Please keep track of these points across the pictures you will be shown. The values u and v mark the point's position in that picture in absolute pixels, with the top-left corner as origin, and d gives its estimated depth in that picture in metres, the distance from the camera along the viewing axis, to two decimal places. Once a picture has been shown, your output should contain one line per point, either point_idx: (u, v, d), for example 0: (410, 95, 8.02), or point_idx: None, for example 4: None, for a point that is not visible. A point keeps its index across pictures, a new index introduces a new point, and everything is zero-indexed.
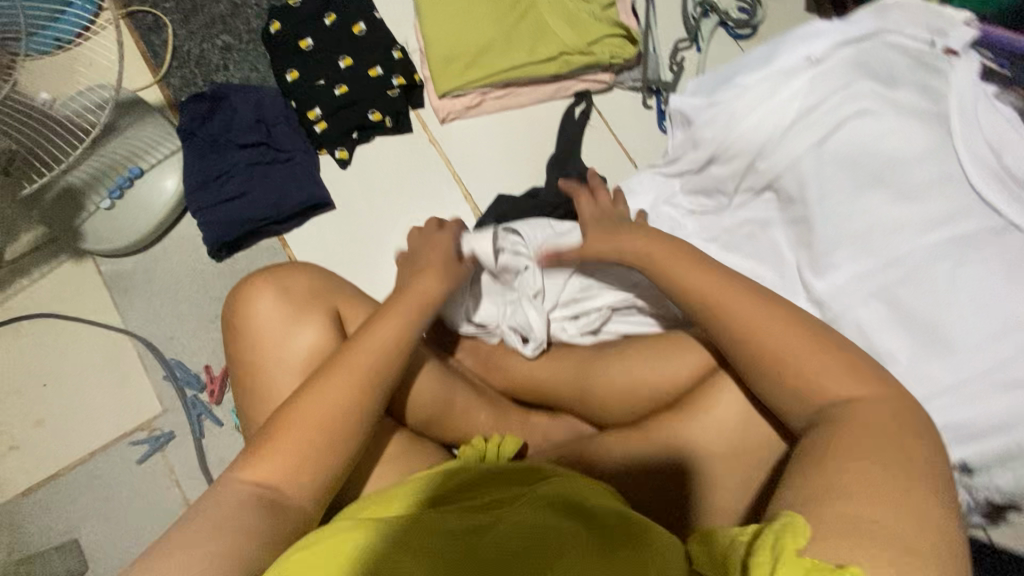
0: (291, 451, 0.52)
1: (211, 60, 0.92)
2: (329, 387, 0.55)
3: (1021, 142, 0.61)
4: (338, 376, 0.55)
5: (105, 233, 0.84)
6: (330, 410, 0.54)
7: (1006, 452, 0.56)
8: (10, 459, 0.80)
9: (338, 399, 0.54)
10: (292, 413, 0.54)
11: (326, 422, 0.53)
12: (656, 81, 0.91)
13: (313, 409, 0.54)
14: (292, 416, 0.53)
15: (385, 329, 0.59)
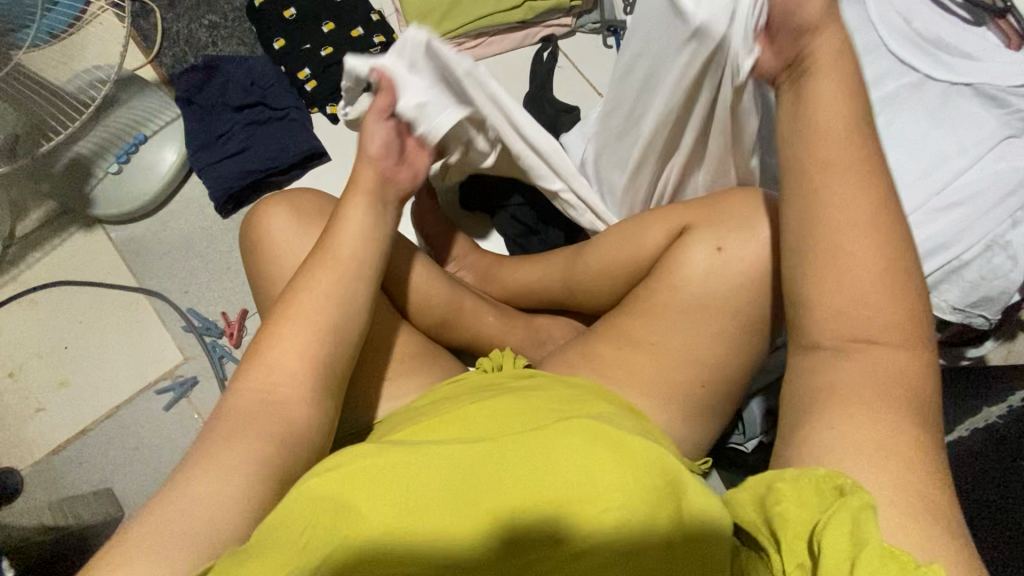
0: (296, 353, 0.49)
1: (200, 38, 0.98)
2: (319, 285, 0.52)
3: (926, 11, 0.71)
4: (327, 271, 0.53)
5: (115, 199, 0.88)
6: (328, 297, 0.52)
7: (950, 267, 0.65)
8: (39, 421, 0.83)
9: (328, 295, 0.52)
10: (291, 305, 0.51)
11: (326, 314, 0.51)
12: (613, 20, 1.01)
13: (311, 310, 0.51)
14: (293, 319, 0.51)
15: (358, 213, 0.57)
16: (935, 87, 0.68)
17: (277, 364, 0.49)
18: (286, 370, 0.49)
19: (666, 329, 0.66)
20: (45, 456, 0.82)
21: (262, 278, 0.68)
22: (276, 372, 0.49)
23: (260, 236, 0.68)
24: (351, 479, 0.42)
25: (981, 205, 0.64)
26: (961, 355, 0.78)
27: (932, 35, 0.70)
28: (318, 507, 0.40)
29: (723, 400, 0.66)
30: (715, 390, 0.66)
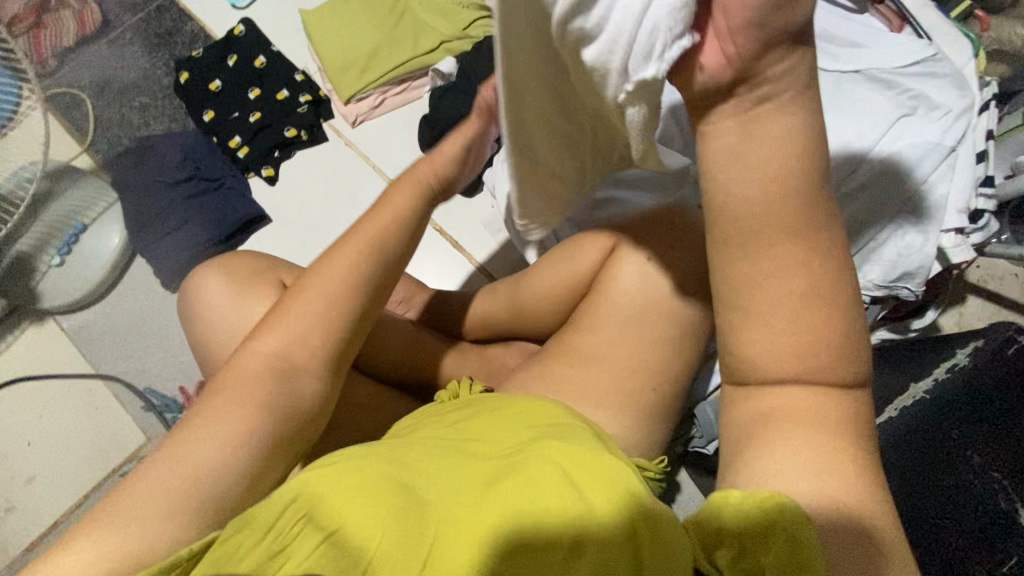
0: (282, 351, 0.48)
1: (132, 120, 1.01)
2: (315, 291, 0.50)
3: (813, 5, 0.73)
4: (324, 277, 0.50)
5: (62, 290, 0.90)
6: (323, 307, 0.50)
7: (869, 248, 0.67)
8: (8, 521, 0.83)
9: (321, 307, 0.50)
10: (311, 283, 0.50)
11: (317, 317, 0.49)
12: None
13: (306, 309, 0.50)
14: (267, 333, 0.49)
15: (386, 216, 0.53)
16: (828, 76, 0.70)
17: (281, 347, 0.48)
18: (291, 353, 0.49)
19: (605, 347, 0.66)
20: (18, 556, 0.81)
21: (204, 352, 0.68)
22: (281, 351, 0.48)
23: (197, 310, 0.68)
24: (312, 502, 0.40)
25: (885, 184, 0.66)
26: (905, 327, 0.79)
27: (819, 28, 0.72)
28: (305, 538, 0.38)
29: (672, 409, 0.67)
30: (662, 401, 0.66)
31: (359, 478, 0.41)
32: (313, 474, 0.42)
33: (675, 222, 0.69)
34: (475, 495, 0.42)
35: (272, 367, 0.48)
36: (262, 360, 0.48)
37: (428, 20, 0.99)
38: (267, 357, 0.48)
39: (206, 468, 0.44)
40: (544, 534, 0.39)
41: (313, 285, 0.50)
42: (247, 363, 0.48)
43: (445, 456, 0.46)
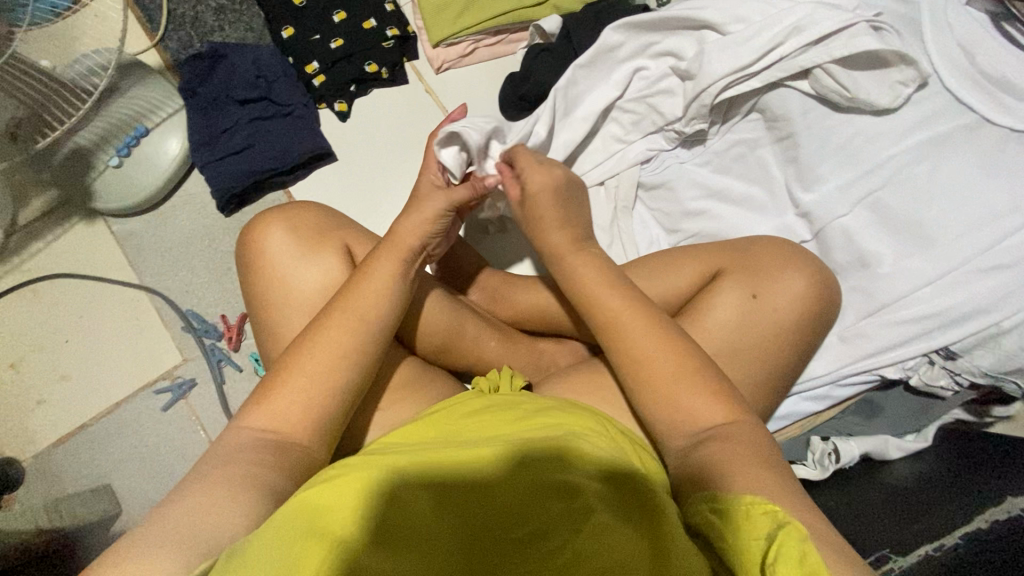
0: (298, 394, 0.51)
1: (206, 22, 0.94)
2: (334, 324, 0.54)
3: (992, 43, 0.64)
4: (340, 314, 0.54)
5: (116, 192, 0.86)
6: (338, 345, 0.53)
7: (986, 332, 0.61)
8: (39, 413, 0.84)
9: (343, 335, 0.53)
10: (317, 335, 0.53)
11: (334, 354, 0.52)
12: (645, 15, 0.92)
13: (328, 342, 0.53)
14: (294, 365, 0.52)
15: (385, 269, 0.58)
16: (990, 131, 0.62)
17: (272, 422, 0.50)
18: (279, 428, 0.50)
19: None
20: (45, 449, 0.83)
21: (255, 300, 0.65)
22: (271, 427, 0.50)
23: (255, 253, 0.64)
24: (316, 495, 0.43)
25: None
26: (985, 412, 0.72)
27: (993, 70, 0.64)
28: (327, 507, 0.42)
29: None
30: None
31: (369, 481, 0.44)
32: (317, 487, 0.44)
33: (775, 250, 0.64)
34: (484, 479, 0.46)
35: (262, 436, 0.49)
36: (260, 433, 0.50)
37: None
38: (260, 434, 0.49)
39: (225, 509, 0.43)
40: (554, 512, 0.44)
41: (306, 355, 0.52)
42: (241, 443, 0.49)
43: (438, 446, 0.49)
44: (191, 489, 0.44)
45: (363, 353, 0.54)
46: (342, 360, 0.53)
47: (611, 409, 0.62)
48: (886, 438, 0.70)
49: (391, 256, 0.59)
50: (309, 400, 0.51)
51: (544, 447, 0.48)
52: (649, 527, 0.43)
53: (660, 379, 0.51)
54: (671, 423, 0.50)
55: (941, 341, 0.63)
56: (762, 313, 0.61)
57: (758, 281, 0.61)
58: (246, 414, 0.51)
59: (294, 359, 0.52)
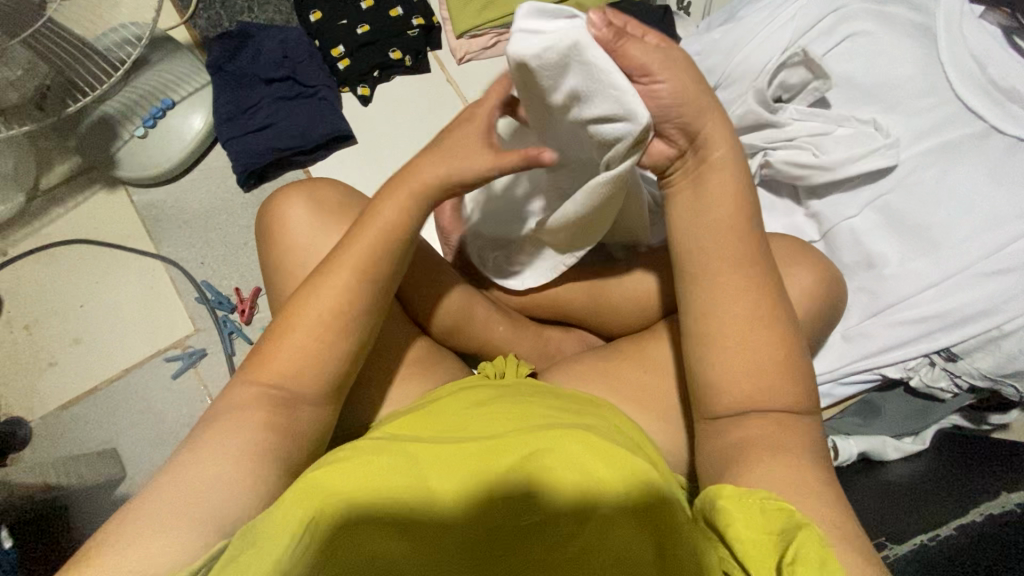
0: (295, 350, 0.49)
1: (235, 2, 0.96)
2: (326, 276, 0.50)
3: (1003, 56, 0.66)
4: (336, 265, 0.50)
5: (139, 162, 0.88)
6: (332, 299, 0.49)
7: (985, 335, 0.63)
8: (50, 375, 0.85)
9: (335, 286, 0.50)
10: (309, 284, 0.50)
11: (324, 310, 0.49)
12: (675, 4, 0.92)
13: (315, 296, 0.50)
14: (290, 318, 0.49)
15: (390, 210, 0.52)
16: (999, 140, 0.64)
17: (277, 376, 0.48)
18: (288, 385, 0.48)
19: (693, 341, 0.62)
20: (54, 411, 0.84)
21: (274, 267, 0.66)
22: (270, 381, 0.48)
23: (276, 221, 0.66)
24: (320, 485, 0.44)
25: None
26: (983, 419, 0.74)
27: (1003, 83, 0.65)
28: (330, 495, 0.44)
29: None
30: None
31: (368, 473, 0.45)
32: (316, 475, 0.45)
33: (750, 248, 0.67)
34: (485, 475, 0.46)
35: (264, 391, 0.48)
36: (260, 388, 0.48)
37: None
38: (263, 391, 0.48)
39: (227, 480, 0.43)
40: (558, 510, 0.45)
41: (302, 305, 0.50)
42: (249, 402, 0.47)
43: (442, 437, 0.49)
44: (202, 461, 0.44)
45: (360, 307, 0.50)
46: (346, 313, 0.50)
47: (618, 392, 0.63)
48: (884, 438, 0.71)
49: (402, 191, 0.53)
50: (314, 349, 0.49)
51: (534, 442, 0.47)
52: (659, 531, 0.43)
53: (738, 338, 0.49)
54: (767, 392, 0.48)
55: (943, 342, 0.64)
56: None
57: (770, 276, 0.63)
58: (252, 369, 0.49)
59: (292, 309, 0.50)
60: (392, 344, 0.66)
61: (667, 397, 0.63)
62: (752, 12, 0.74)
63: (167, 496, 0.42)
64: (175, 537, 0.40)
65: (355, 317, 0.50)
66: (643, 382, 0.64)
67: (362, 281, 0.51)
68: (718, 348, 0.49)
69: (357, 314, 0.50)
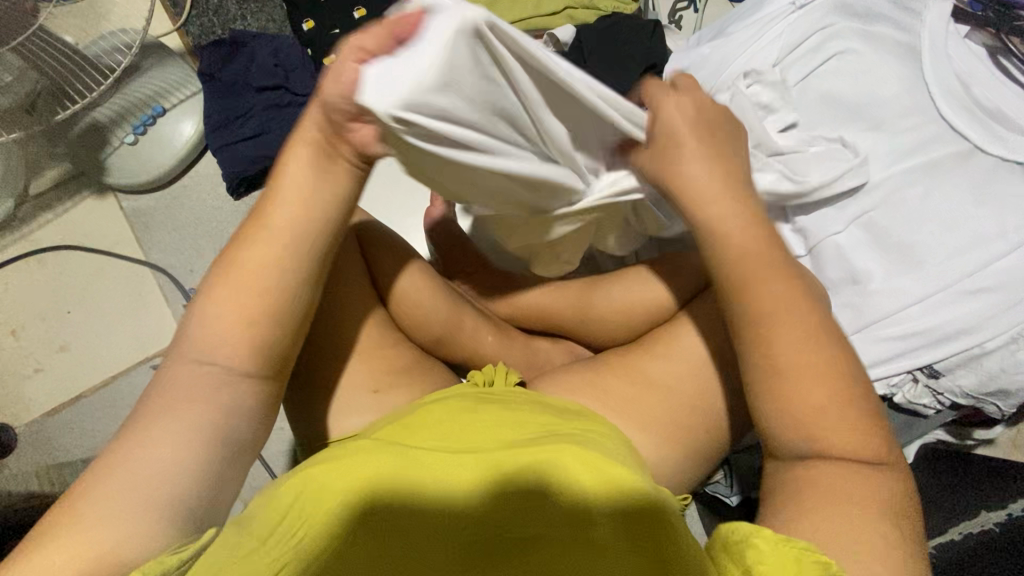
0: (225, 327, 0.47)
1: (228, 9, 0.96)
2: (256, 249, 0.48)
3: (987, 76, 0.67)
4: (264, 238, 0.48)
5: (129, 168, 0.87)
6: (261, 277, 0.48)
7: (968, 353, 0.63)
8: (36, 381, 0.84)
9: (264, 260, 0.48)
10: (240, 256, 0.48)
11: (257, 286, 0.48)
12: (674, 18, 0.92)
13: (247, 273, 0.48)
14: (218, 292, 0.48)
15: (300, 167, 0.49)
16: (983, 159, 0.65)
17: (216, 352, 0.47)
18: (233, 361, 0.47)
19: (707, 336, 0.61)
20: (40, 417, 0.83)
21: None
22: (211, 360, 0.47)
23: None
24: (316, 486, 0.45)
25: (1014, 293, 0.62)
26: (968, 434, 0.74)
27: (988, 103, 0.66)
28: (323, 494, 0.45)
29: (714, 454, 0.65)
30: (707, 446, 0.64)
31: (364, 477, 0.45)
32: (324, 470, 0.46)
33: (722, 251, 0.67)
34: (479, 488, 0.45)
35: (204, 371, 0.47)
36: (197, 365, 0.47)
37: None
38: (208, 368, 0.47)
39: (179, 471, 0.44)
40: (551, 528, 0.44)
41: (234, 276, 0.48)
42: (196, 382, 0.46)
43: (444, 447, 0.49)
44: (150, 446, 0.44)
45: (293, 276, 0.49)
46: (284, 285, 0.48)
47: (604, 406, 0.63)
48: None
49: (302, 151, 0.49)
50: (245, 318, 0.48)
51: (544, 453, 0.47)
52: (655, 552, 0.41)
53: (767, 347, 0.49)
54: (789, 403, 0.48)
55: (926, 359, 0.65)
56: None
57: None
58: (194, 343, 0.48)
59: (224, 279, 0.48)
60: (378, 355, 0.66)
61: (652, 411, 0.63)
62: (741, 29, 0.75)
63: (120, 480, 0.42)
64: (132, 530, 0.41)
65: (288, 287, 0.49)
66: (628, 396, 0.64)
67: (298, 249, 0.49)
68: (762, 363, 0.49)
69: (292, 281, 0.49)
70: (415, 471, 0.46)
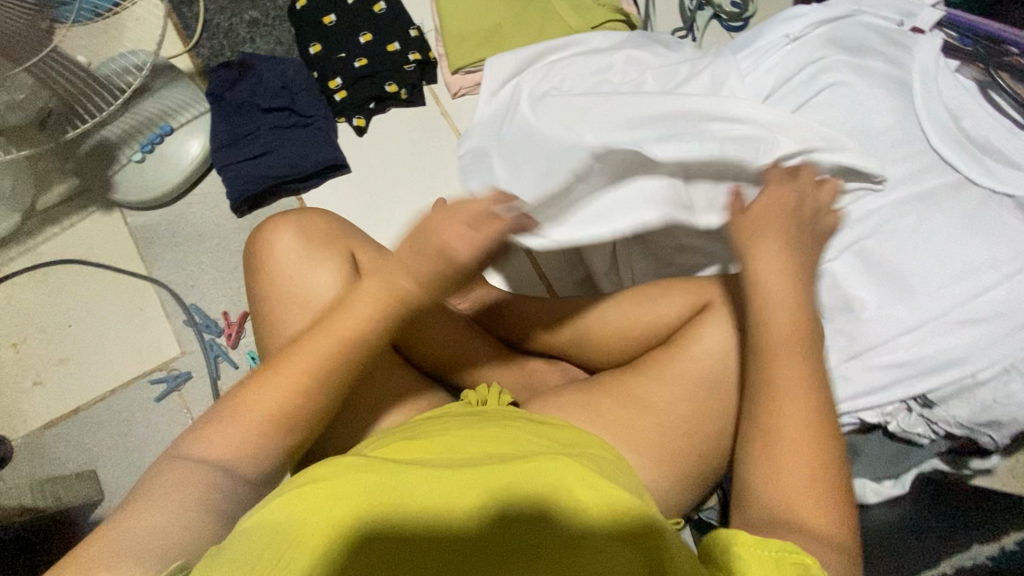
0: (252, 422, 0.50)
1: (238, 33, 0.98)
2: (281, 377, 0.51)
3: (977, 108, 0.69)
4: (293, 368, 0.51)
5: (136, 186, 0.89)
6: (285, 399, 0.50)
7: (961, 383, 0.64)
8: (34, 394, 0.85)
9: (282, 396, 0.51)
10: (276, 366, 0.51)
11: (281, 409, 0.50)
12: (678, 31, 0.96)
13: (263, 399, 0.50)
14: (251, 399, 0.51)
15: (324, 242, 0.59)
16: (972, 192, 0.66)
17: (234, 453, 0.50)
18: (236, 455, 0.50)
19: None
20: (36, 431, 0.84)
21: (259, 296, 0.66)
22: (226, 446, 0.50)
23: (265, 251, 0.66)
24: (311, 501, 0.44)
25: (1005, 324, 0.63)
26: (963, 463, 0.72)
27: (976, 136, 0.67)
28: (313, 502, 0.44)
29: (707, 477, 0.65)
30: (699, 472, 0.64)
31: (355, 491, 0.45)
32: (318, 487, 0.45)
33: None
34: (466, 510, 0.44)
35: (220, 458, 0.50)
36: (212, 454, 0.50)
37: (561, 9, 0.93)
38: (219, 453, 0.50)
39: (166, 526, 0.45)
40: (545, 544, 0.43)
41: (263, 391, 0.51)
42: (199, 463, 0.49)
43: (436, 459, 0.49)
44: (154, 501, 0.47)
45: (295, 416, 0.51)
46: (292, 413, 0.51)
47: (598, 429, 0.63)
48: (864, 481, 0.70)
49: (332, 329, 0.52)
50: (257, 427, 0.50)
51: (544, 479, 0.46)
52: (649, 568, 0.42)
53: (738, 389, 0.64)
54: (744, 417, 0.64)
55: (921, 389, 0.65)
56: (742, 347, 0.63)
57: (746, 317, 0.64)
58: (199, 433, 0.51)
59: (263, 377, 0.51)
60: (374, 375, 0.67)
61: (646, 436, 0.63)
62: (741, 59, 0.76)
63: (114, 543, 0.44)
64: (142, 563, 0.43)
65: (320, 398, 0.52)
66: (619, 420, 0.63)
67: (317, 377, 0.51)
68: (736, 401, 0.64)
69: (323, 397, 0.52)
70: (410, 491, 0.45)
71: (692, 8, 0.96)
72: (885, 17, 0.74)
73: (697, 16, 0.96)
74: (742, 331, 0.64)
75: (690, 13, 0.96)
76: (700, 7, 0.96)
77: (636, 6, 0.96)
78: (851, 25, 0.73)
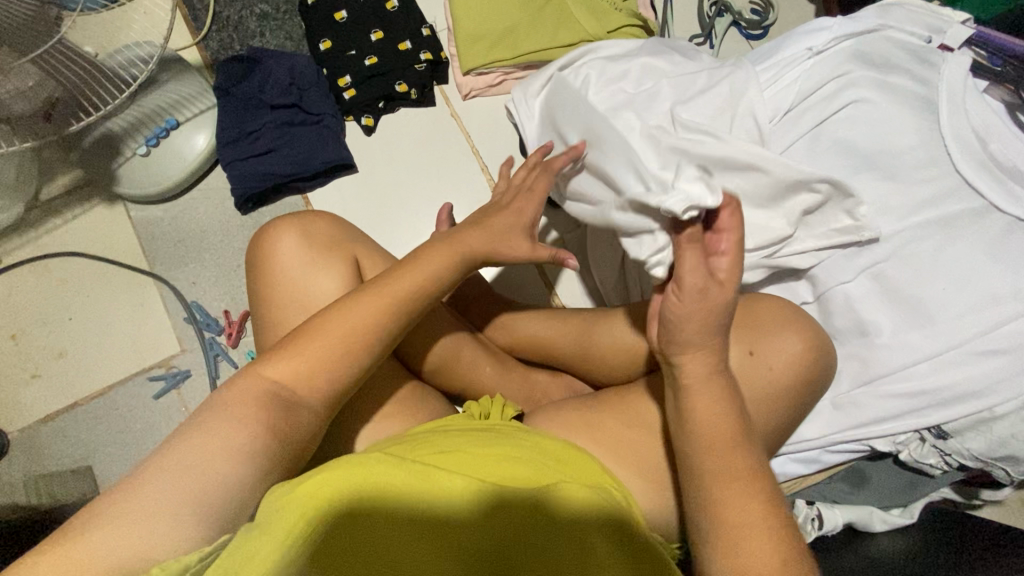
0: (320, 350, 0.50)
1: (248, 26, 0.96)
2: (361, 303, 0.53)
3: (1005, 132, 0.66)
4: (373, 295, 0.53)
5: (140, 180, 0.88)
6: (360, 329, 0.52)
7: (978, 416, 0.62)
8: (32, 387, 0.84)
9: (362, 320, 0.52)
10: (352, 298, 0.53)
11: (348, 336, 0.51)
12: (695, 37, 0.94)
13: (336, 325, 0.51)
14: (321, 326, 0.51)
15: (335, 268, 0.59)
16: (997, 219, 0.64)
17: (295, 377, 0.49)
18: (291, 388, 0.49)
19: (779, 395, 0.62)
20: (33, 424, 0.83)
21: (260, 300, 0.65)
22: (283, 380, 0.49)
23: (266, 254, 0.65)
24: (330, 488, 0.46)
25: None
26: (973, 494, 0.70)
27: (1006, 161, 0.65)
28: (331, 487, 0.46)
29: None
30: None
31: (374, 481, 0.47)
32: (337, 473, 0.47)
33: (772, 316, 0.64)
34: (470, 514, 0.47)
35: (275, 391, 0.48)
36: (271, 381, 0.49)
37: (577, 12, 0.91)
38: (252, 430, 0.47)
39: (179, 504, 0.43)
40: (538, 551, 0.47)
41: (335, 319, 0.52)
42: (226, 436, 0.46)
43: (451, 452, 0.51)
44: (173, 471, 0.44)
45: (368, 340, 0.52)
46: (363, 339, 0.52)
47: (600, 448, 0.61)
48: (871, 510, 0.69)
49: (450, 252, 0.59)
50: (321, 358, 0.50)
51: (530, 475, 0.51)
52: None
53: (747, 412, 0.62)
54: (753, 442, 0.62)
55: (935, 420, 0.63)
56: (753, 370, 0.61)
57: (756, 340, 0.62)
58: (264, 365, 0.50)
59: (339, 308, 0.52)
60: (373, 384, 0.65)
61: (650, 458, 0.61)
62: (762, 70, 0.74)
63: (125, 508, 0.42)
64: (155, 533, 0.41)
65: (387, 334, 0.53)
66: (624, 440, 0.62)
67: (395, 304, 0.53)
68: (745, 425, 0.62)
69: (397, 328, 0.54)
70: (424, 487, 0.47)
71: (710, 15, 0.94)
72: (912, 33, 0.72)
73: (715, 24, 0.94)
74: (754, 353, 0.62)
75: (708, 19, 0.94)
76: (719, 14, 0.94)
77: (654, 11, 0.94)
78: (877, 39, 0.71)
